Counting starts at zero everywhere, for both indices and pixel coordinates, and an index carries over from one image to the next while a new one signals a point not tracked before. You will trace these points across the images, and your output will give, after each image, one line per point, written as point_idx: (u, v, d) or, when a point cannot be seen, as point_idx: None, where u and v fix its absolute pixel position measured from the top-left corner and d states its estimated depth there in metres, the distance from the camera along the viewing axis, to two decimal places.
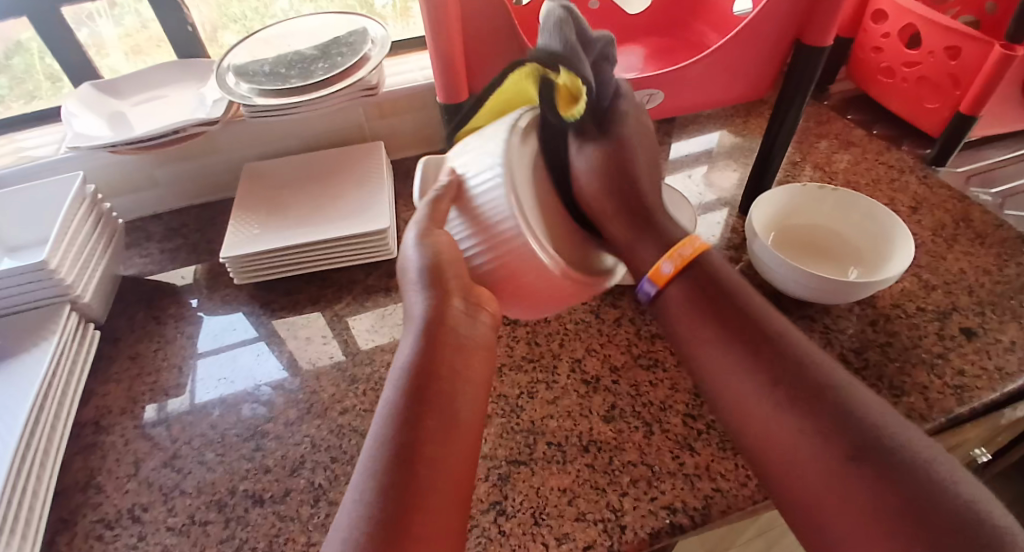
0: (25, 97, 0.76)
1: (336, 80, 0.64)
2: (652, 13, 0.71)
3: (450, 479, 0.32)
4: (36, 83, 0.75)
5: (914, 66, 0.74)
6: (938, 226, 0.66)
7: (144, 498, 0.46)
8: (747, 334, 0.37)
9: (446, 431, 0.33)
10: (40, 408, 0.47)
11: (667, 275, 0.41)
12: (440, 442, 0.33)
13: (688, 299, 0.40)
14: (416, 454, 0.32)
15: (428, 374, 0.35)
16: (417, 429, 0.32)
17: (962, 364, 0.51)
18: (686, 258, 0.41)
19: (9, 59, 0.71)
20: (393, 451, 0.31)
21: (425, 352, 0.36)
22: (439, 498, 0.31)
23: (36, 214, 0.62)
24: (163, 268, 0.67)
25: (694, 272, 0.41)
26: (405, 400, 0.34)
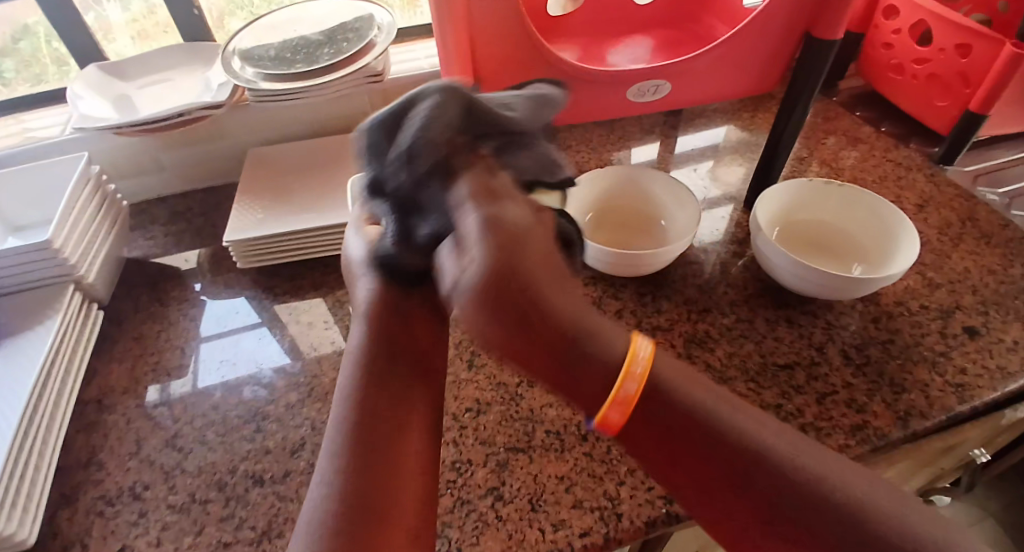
0: (31, 80, 0.76)
1: (341, 65, 0.64)
2: (660, 5, 0.70)
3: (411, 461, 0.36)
4: (43, 66, 0.76)
5: (924, 64, 0.74)
6: (945, 225, 0.66)
7: (145, 476, 0.46)
8: (678, 417, 0.32)
9: (391, 430, 0.37)
10: (42, 386, 0.48)
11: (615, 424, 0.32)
12: (398, 427, 0.37)
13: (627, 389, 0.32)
14: (378, 440, 0.36)
15: (385, 363, 0.39)
16: (378, 414, 0.37)
17: (964, 363, 0.51)
18: (633, 399, 0.31)
19: (17, 42, 0.72)
20: (357, 435, 0.36)
21: (379, 340, 0.40)
22: (404, 478, 0.35)
23: (41, 194, 0.62)
24: (168, 251, 0.67)
25: (644, 403, 0.32)
26: (363, 387, 0.38)
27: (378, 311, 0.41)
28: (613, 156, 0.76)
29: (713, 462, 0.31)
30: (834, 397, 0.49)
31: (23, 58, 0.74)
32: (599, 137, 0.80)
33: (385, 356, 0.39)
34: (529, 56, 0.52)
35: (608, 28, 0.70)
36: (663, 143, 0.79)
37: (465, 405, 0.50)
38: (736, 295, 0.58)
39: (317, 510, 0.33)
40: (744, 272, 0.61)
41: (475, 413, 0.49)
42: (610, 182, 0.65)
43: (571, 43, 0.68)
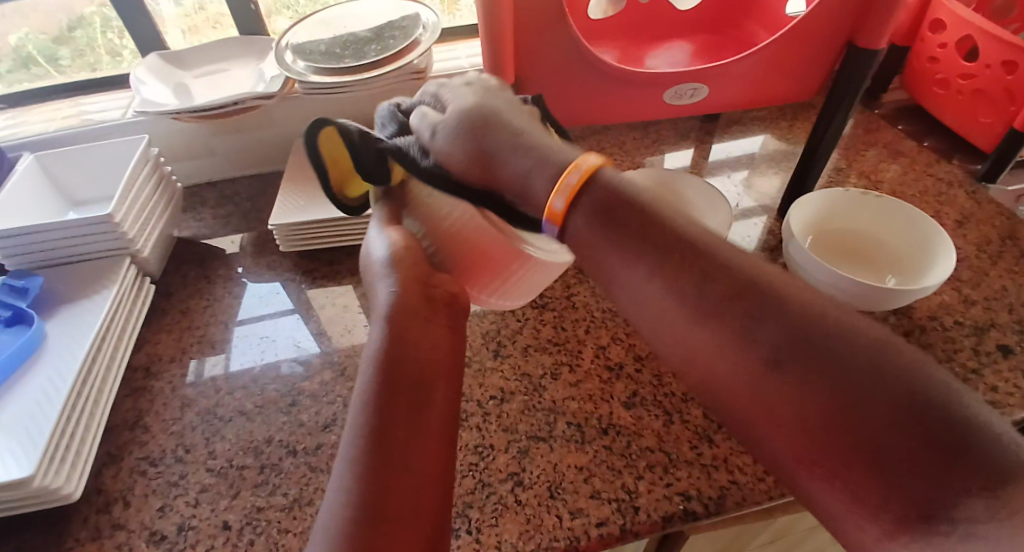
0: (87, 68, 0.81)
1: (388, 61, 0.66)
2: (701, 12, 0.71)
3: (426, 467, 0.34)
4: (97, 55, 0.80)
5: (969, 78, 0.72)
6: (983, 241, 0.64)
7: (186, 441, 0.49)
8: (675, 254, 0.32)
9: (407, 411, 0.35)
10: (97, 350, 0.51)
11: (560, 213, 0.36)
12: (412, 428, 0.35)
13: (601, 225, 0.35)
14: (393, 445, 0.33)
15: (402, 364, 0.37)
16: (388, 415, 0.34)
17: (996, 381, 0.50)
18: (574, 189, 0.36)
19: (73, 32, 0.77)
20: (369, 442, 0.33)
21: (394, 342, 0.37)
22: (421, 483, 0.33)
23: (101, 173, 0.66)
24: (215, 232, 0.70)
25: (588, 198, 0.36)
26: (377, 388, 0.35)
27: (397, 314, 0.38)
28: (646, 160, 0.77)
29: (715, 309, 0.30)
30: None
31: (78, 46, 0.79)
32: (632, 140, 0.81)
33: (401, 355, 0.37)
34: (571, 57, 0.54)
35: (646, 35, 0.71)
36: (697, 149, 0.79)
37: (489, 393, 0.51)
38: None
39: (336, 513, 0.31)
40: None
41: (499, 402, 0.50)
42: (643, 184, 0.66)
43: (610, 46, 0.69)
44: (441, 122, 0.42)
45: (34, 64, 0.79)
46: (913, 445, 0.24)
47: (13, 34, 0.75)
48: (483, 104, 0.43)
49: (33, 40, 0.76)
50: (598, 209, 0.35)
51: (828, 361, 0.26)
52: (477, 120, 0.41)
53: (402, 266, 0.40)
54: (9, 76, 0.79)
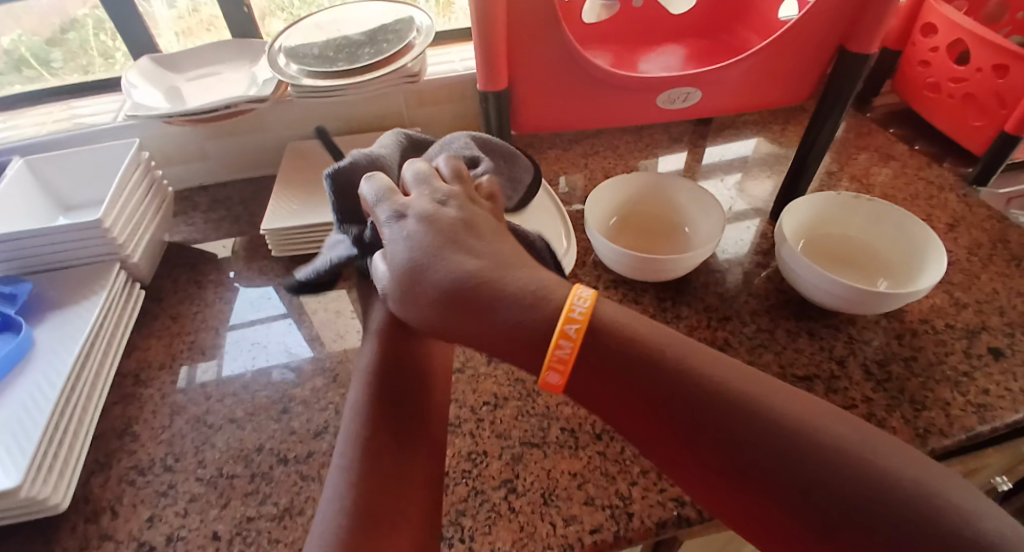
0: (79, 71, 0.80)
1: (381, 65, 0.66)
2: (694, 17, 0.71)
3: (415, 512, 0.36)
4: (90, 58, 0.80)
5: (961, 82, 0.73)
6: (974, 245, 0.65)
7: (176, 449, 0.49)
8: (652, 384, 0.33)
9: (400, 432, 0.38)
10: (86, 356, 0.50)
11: (558, 383, 0.34)
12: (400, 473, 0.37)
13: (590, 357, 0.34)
14: (384, 490, 0.35)
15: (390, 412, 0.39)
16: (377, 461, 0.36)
17: (987, 384, 0.50)
18: (568, 361, 0.34)
19: (64, 34, 0.76)
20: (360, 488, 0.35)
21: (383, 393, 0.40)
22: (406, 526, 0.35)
23: (91, 177, 0.66)
24: (207, 237, 0.70)
25: (583, 359, 0.34)
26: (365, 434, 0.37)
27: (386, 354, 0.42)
28: (640, 164, 0.77)
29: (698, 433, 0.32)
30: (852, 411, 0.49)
31: (70, 49, 0.78)
32: (626, 144, 0.81)
33: (391, 400, 0.40)
34: (564, 61, 0.54)
35: (640, 40, 0.71)
36: (691, 153, 0.80)
37: (482, 398, 0.51)
38: (757, 306, 0.58)
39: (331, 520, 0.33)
40: (766, 283, 0.61)
41: (492, 407, 0.50)
42: (637, 188, 0.66)
43: (604, 50, 0.69)
44: (397, 250, 0.39)
45: (25, 66, 0.78)
46: (813, 520, 0.29)
47: (5, 37, 0.74)
48: (454, 218, 0.39)
49: (26, 43, 0.75)
50: (585, 350, 0.34)
51: (778, 452, 0.30)
52: (442, 260, 0.37)
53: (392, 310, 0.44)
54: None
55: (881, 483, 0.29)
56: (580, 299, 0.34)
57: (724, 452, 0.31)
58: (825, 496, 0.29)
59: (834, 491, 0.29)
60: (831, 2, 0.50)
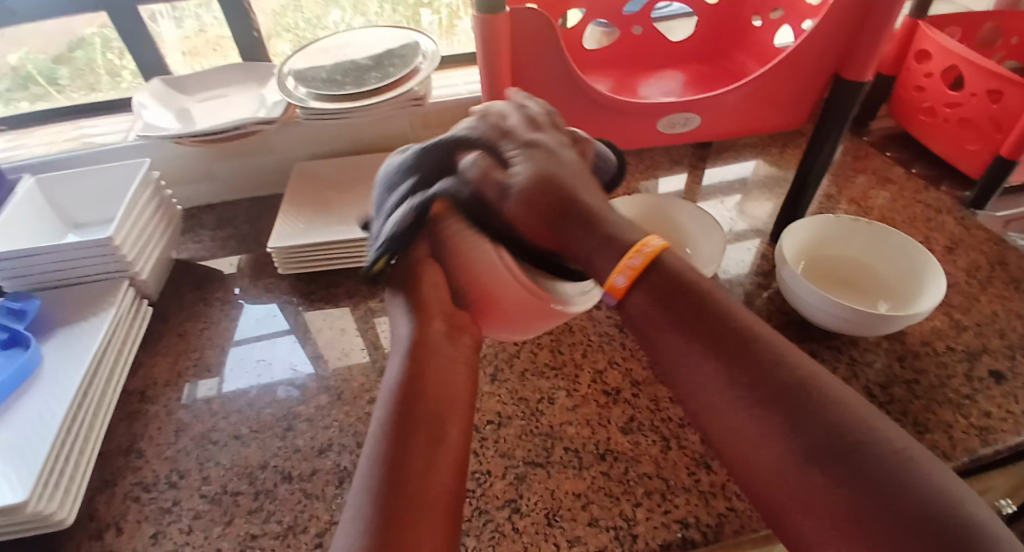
0: (86, 88, 0.82)
1: (388, 88, 0.68)
2: (691, 45, 0.74)
3: (439, 501, 0.33)
4: (98, 76, 0.81)
5: (955, 107, 0.74)
6: (973, 267, 0.66)
7: (180, 466, 0.49)
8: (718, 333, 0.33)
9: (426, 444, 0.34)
10: (94, 373, 0.51)
11: (623, 290, 0.36)
12: (427, 460, 0.34)
13: (658, 301, 0.35)
14: (405, 475, 0.33)
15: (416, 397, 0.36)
16: (403, 440, 0.34)
17: (989, 407, 0.51)
18: (639, 269, 0.36)
19: (72, 51, 0.77)
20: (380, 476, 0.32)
21: (409, 376, 0.37)
22: (432, 516, 0.32)
23: (101, 196, 0.67)
24: (214, 255, 0.71)
25: (649, 278, 0.36)
26: (391, 416, 0.35)
27: (415, 349, 0.39)
28: (641, 185, 0.78)
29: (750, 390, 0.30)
30: None
31: (78, 66, 0.79)
32: (627, 166, 0.82)
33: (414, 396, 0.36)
34: (566, 87, 0.55)
35: (640, 65, 0.73)
36: (691, 174, 0.81)
37: (486, 418, 0.51)
38: None
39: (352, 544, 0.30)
40: (768, 304, 0.61)
41: (496, 426, 0.50)
42: (639, 211, 0.67)
43: (605, 75, 0.71)
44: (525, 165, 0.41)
45: (32, 83, 0.79)
46: (859, 513, 0.26)
47: (14, 54, 0.76)
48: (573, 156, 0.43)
49: (33, 61, 0.77)
50: (661, 290, 0.35)
51: (829, 429, 0.28)
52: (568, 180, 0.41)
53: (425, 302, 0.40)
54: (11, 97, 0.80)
55: (942, 488, 0.25)
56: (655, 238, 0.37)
57: (769, 411, 0.30)
58: (876, 482, 0.26)
59: (877, 488, 0.26)
60: (825, 29, 0.51)
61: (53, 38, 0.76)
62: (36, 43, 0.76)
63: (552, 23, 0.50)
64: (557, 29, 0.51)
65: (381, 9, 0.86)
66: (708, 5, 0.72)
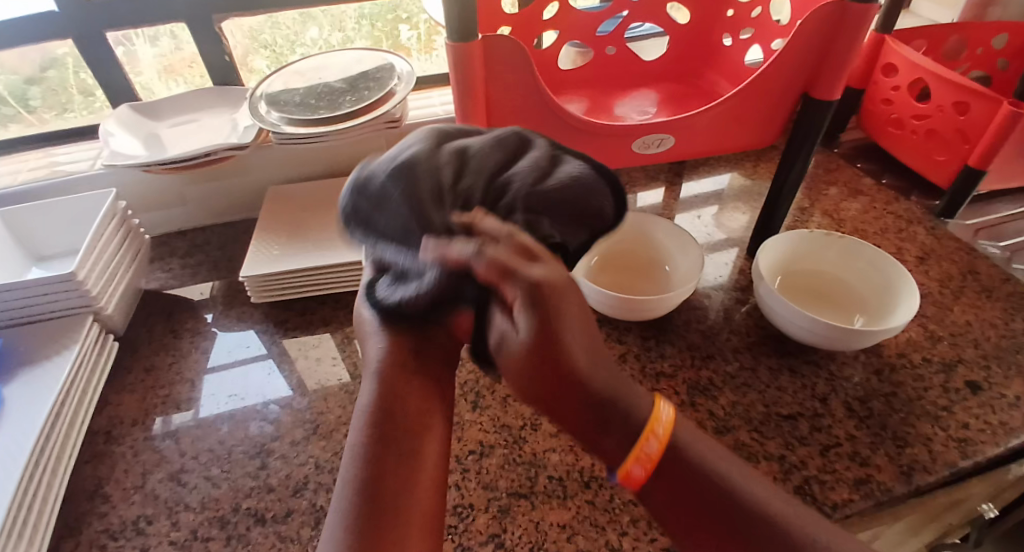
0: (57, 108, 0.80)
1: (362, 112, 0.67)
2: (666, 63, 0.75)
3: (419, 518, 0.34)
4: (69, 96, 0.79)
5: (923, 119, 0.75)
6: (946, 277, 0.67)
7: (149, 511, 0.47)
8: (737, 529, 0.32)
9: (399, 480, 0.35)
10: (57, 413, 0.49)
11: (639, 480, 0.34)
12: (406, 482, 0.35)
13: (671, 489, 0.34)
14: (387, 496, 0.34)
15: (393, 415, 0.38)
16: (382, 455, 0.35)
17: (966, 418, 0.51)
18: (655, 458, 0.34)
19: (45, 71, 0.76)
20: (358, 498, 0.34)
21: (384, 395, 0.38)
22: (407, 531, 0.33)
23: (66, 226, 0.64)
24: (184, 283, 0.69)
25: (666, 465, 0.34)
26: (369, 435, 0.37)
27: (388, 372, 0.39)
28: None
29: None
30: (836, 449, 0.49)
31: (50, 86, 0.77)
32: None
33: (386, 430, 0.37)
34: (540, 110, 0.54)
35: (616, 84, 0.74)
36: (668, 189, 0.81)
37: (468, 447, 0.50)
38: (739, 342, 0.59)
39: None
40: (747, 319, 0.62)
41: (478, 456, 0.49)
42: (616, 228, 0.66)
43: (581, 95, 0.71)
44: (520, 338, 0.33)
45: (1, 104, 0.77)
46: None
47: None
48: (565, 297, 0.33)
49: (5, 80, 0.75)
50: (675, 480, 0.34)
51: None
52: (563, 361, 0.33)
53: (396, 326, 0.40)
54: None
55: None
56: (664, 405, 0.35)
57: None
58: None
59: None
60: (795, 49, 0.52)
61: (23, 58, 0.74)
62: (2, 63, 0.74)
63: (523, 49, 0.50)
64: (528, 55, 0.50)
65: (359, 25, 0.84)
66: (680, 25, 0.73)
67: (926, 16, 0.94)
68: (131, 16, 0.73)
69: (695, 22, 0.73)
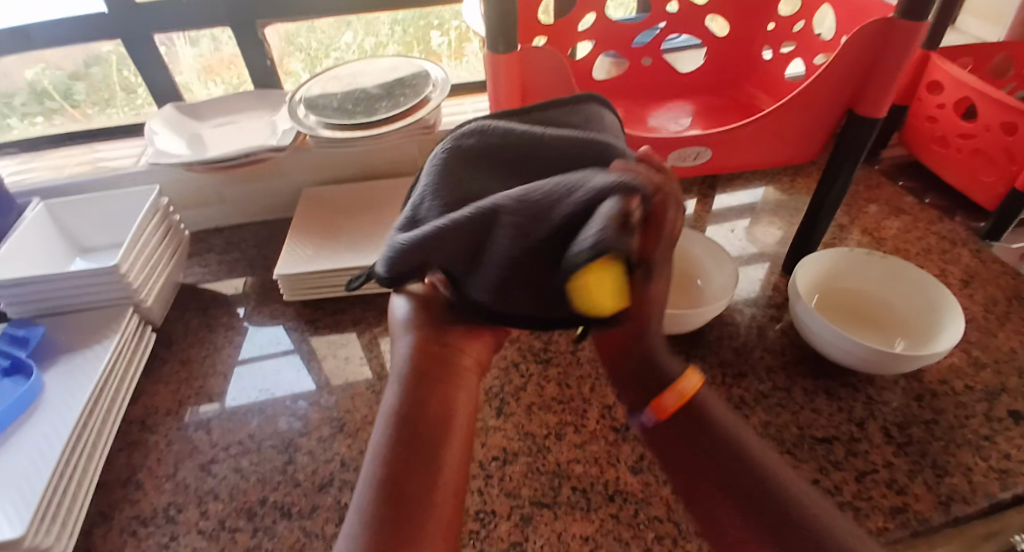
0: (101, 103, 0.83)
1: (398, 118, 0.68)
2: (702, 75, 0.74)
3: (437, 534, 0.33)
4: (112, 92, 0.82)
5: (968, 138, 0.73)
6: (990, 301, 0.64)
7: (179, 500, 0.48)
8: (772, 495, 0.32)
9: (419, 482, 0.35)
10: (95, 401, 0.50)
11: (669, 410, 0.34)
12: (424, 481, 0.35)
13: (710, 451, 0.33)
14: (407, 515, 0.33)
15: (416, 420, 0.37)
16: (404, 465, 0.35)
17: (1009, 449, 0.49)
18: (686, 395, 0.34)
19: (89, 67, 0.79)
20: (380, 506, 0.33)
21: (410, 400, 0.38)
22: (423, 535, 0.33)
23: (110, 220, 0.67)
24: (220, 278, 0.71)
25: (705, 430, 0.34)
26: (393, 440, 0.36)
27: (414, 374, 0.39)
28: None
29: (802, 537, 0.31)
30: (872, 476, 0.47)
31: (94, 83, 0.80)
32: None
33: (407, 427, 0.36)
34: None
35: (650, 96, 0.74)
36: (700, 201, 0.80)
37: (492, 453, 0.50)
38: (772, 361, 0.58)
39: None
40: (780, 336, 0.60)
41: (502, 463, 0.49)
42: None
43: (616, 106, 0.71)
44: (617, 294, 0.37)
45: (47, 98, 0.81)
46: None
47: (29, 70, 0.78)
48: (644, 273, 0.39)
49: (48, 76, 0.79)
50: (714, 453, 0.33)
51: None
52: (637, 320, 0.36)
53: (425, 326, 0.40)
54: (27, 111, 0.81)
55: None
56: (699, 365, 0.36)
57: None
58: None
59: None
60: (840, 67, 0.51)
61: (69, 55, 0.77)
62: (50, 60, 0.77)
63: (563, 62, 0.50)
64: (568, 68, 0.51)
65: (392, 31, 0.86)
66: (717, 38, 0.72)
67: (971, 33, 0.92)
68: (176, 21, 0.75)
69: (732, 36, 0.72)
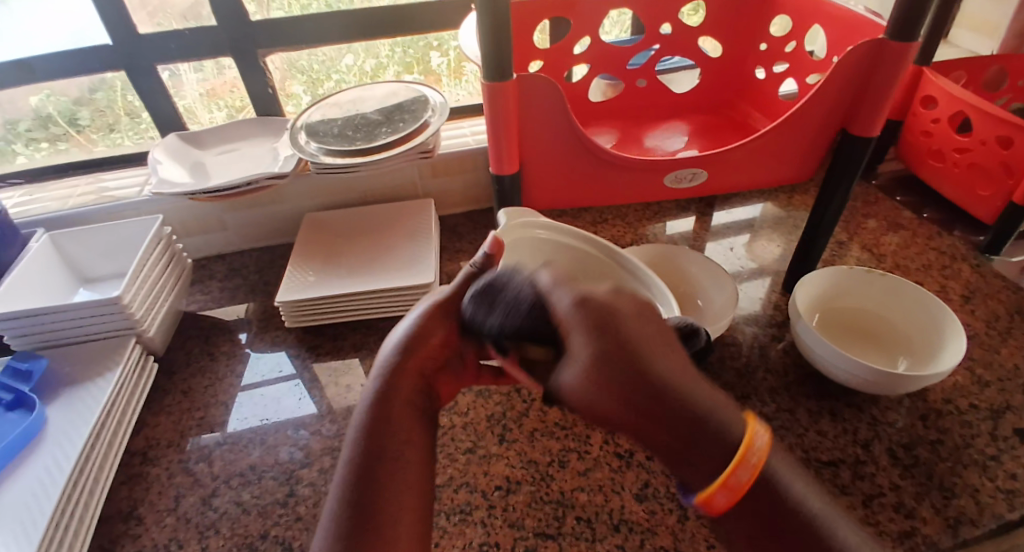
0: (105, 128, 0.83)
1: (396, 144, 0.69)
2: (695, 96, 0.75)
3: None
4: (117, 118, 0.82)
5: (965, 152, 0.73)
6: (991, 317, 0.64)
7: (181, 534, 0.47)
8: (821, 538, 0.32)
9: (388, 502, 0.36)
10: (96, 436, 0.50)
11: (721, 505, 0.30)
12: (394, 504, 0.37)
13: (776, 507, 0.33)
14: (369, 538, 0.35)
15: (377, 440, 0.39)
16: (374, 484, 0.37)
17: (1016, 469, 0.49)
18: (745, 485, 0.30)
19: (94, 93, 0.79)
20: (349, 516, 0.36)
21: (377, 421, 0.40)
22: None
23: (113, 250, 0.67)
24: (220, 305, 0.71)
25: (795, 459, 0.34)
26: (359, 459, 0.38)
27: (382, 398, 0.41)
28: (651, 231, 0.78)
29: None
30: (880, 500, 0.47)
31: (98, 108, 0.81)
32: (635, 211, 0.82)
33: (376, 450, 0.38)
34: (571, 146, 0.54)
35: (645, 118, 0.74)
36: (699, 219, 0.81)
37: (494, 482, 0.49)
38: (775, 382, 0.57)
39: None
40: (783, 356, 0.60)
41: (505, 492, 0.49)
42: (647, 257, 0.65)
43: (611, 128, 0.72)
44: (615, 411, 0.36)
45: (52, 124, 0.81)
46: None
47: (35, 97, 0.78)
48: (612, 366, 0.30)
49: (54, 102, 0.79)
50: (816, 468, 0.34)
51: None
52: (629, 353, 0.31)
53: (412, 357, 0.43)
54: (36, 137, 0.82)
55: None
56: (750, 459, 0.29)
57: None
58: None
59: None
60: (829, 90, 0.52)
61: (74, 82, 0.78)
62: (55, 86, 0.78)
63: (556, 91, 0.50)
64: (564, 97, 0.51)
65: (392, 52, 0.86)
66: (711, 59, 0.73)
67: (967, 47, 0.92)
68: (178, 50, 0.76)
69: (725, 56, 0.73)
